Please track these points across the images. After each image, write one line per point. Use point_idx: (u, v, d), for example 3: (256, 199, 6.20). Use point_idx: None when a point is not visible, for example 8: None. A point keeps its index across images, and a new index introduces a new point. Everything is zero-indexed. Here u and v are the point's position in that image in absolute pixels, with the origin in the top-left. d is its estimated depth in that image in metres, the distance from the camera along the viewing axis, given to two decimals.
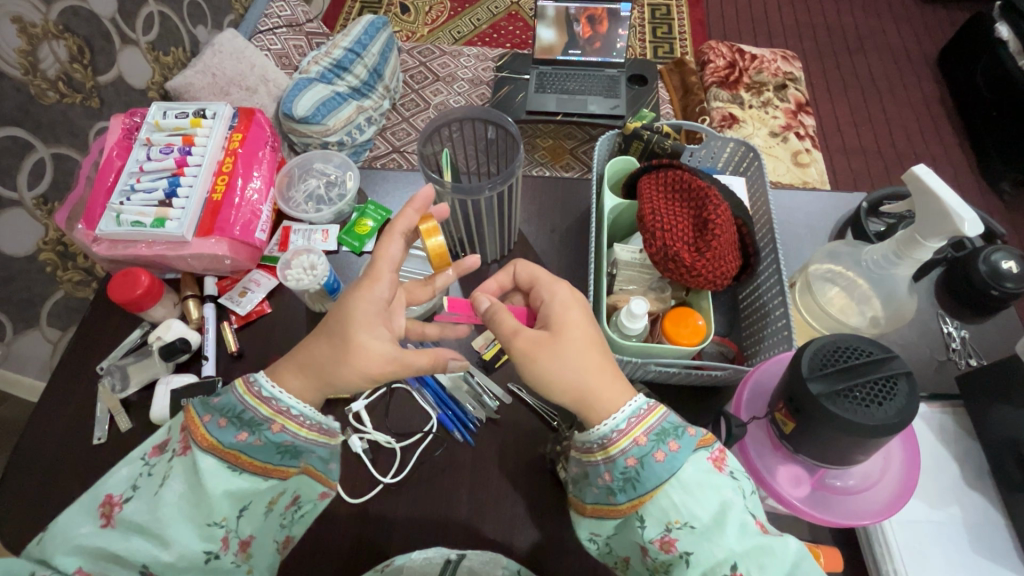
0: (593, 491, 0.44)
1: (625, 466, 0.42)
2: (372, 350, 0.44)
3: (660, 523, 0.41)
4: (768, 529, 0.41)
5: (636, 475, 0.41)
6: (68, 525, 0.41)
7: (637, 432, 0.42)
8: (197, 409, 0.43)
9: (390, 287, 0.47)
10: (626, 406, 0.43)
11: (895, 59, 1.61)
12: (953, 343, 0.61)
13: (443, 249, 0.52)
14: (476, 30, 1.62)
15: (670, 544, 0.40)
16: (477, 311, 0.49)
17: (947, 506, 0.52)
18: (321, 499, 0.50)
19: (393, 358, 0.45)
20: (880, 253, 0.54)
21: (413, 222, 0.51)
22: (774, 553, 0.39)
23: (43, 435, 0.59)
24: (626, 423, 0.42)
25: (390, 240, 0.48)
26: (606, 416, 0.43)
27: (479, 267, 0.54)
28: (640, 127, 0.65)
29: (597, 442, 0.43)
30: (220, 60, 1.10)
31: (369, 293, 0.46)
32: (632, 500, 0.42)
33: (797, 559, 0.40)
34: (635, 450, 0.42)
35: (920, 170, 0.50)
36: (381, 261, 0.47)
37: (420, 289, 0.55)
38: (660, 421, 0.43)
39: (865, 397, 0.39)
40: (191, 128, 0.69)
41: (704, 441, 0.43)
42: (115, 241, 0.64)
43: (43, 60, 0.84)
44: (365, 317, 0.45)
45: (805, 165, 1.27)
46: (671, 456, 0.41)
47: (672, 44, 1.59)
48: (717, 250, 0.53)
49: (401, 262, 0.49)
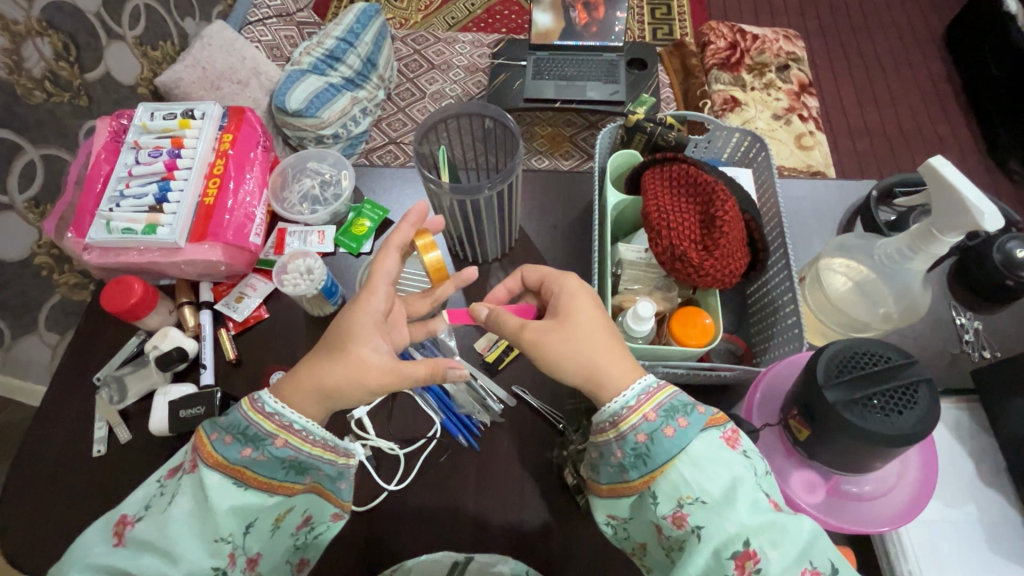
0: (607, 470, 0.43)
1: (636, 443, 0.41)
2: (369, 362, 0.44)
3: (671, 498, 0.40)
4: (781, 507, 0.41)
5: (647, 451, 0.41)
6: (83, 546, 0.41)
7: (646, 409, 0.42)
8: (206, 428, 0.42)
9: (387, 299, 0.47)
10: (635, 384, 0.43)
11: (900, 36, 1.57)
12: (967, 335, 0.59)
13: (441, 264, 0.51)
14: (471, 15, 1.58)
15: (682, 519, 0.40)
16: (476, 319, 0.50)
17: (963, 504, 0.51)
18: (333, 520, 0.49)
19: (390, 369, 0.44)
20: (894, 246, 0.52)
21: (409, 236, 0.51)
22: (787, 531, 0.38)
23: (42, 449, 0.58)
24: (636, 400, 0.42)
25: (387, 254, 0.48)
26: (616, 394, 0.43)
27: (478, 278, 0.54)
28: (643, 119, 0.63)
29: (609, 420, 0.42)
30: (209, 53, 1.06)
31: (367, 305, 0.45)
32: (644, 476, 0.41)
33: (812, 538, 0.39)
34: (644, 426, 0.41)
35: (938, 163, 0.47)
36: (377, 274, 0.47)
37: (420, 301, 0.56)
38: (670, 398, 0.42)
39: (885, 405, 0.38)
40: (180, 129, 0.67)
41: (715, 420, 0.42)
42: (106, 249, 0.63)
43: (28, 59, 0.81)
44: (364, 329, 0.44)
45: (808, 148, 1.25)
46: (681, 432, 0.41)
47: (672, 25, 1.56)
48: (726, 248, 0.51)
49: (398, 275, 0.48)
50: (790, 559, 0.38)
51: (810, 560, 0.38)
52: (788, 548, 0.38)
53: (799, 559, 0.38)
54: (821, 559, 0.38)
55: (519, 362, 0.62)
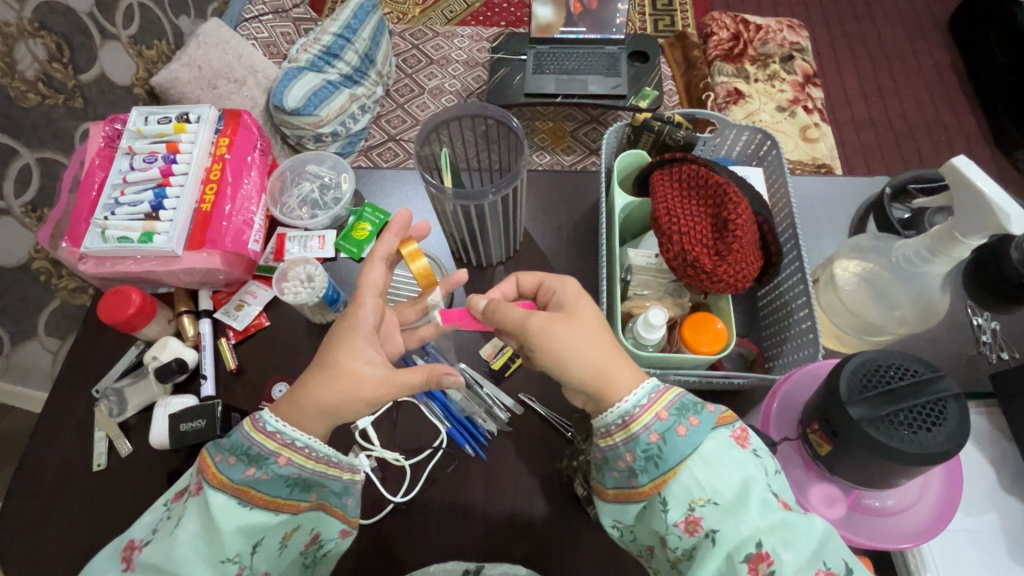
0: (613, 475, 0.42)
1: (648, 444, 0.40)
2: (364, 375, 0.43)
3: (682, 503, 0.39)
4: (792, 507, 0.39)
5: (659, 452, 0.39)
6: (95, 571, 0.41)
7: (659, 407, 0.41)
8: (209, 450, 0.41)
9: (375, 311, 0.46)
10: (643, 384, 0.42)
11: (905, 24, 1.54)
12: (984, 336, 0.58)
13: (428, 270, 0.51)
14: (469, 8, 1.55)
15: (695, 524, 0.38)
16: (475, 312, 0.48)
17: (982, 513, 0.49)
18: (341, 537, 0.48)
19: (384, 379, 0.43)
20: (911, 249, 0.50)
21: (393, 246, 0.50)
22: (800, 531, 0.37)
23: (42, 462, 0.57)
24: (647, 399, 0.41)
25: (372, 266, 0.47)
26: (625, 394, 0.41)
27: (468, 279, 0.54)
28: (651, 118, 0.61)
29: (617, 421, 0.41)
30: (205, 52, 1.04)
31: (356, 319, 0.44)
32: (655, 481, 0.40)
33: (824, 538, 0.38)
34: (657, 426, 0.40)
35: (960, 162, 0.46)
36: (364, 287, 0.46)
37: (410, 308, 0.55)
38: (680, 397, 0.41)
39: (913, 423, 0.37)
40: (175, 133, 0.65)
41: (724, 419, 0.41)
42: (103, 259, 0.61)
43: (21, 61, 0.79)
44: (354, 340, 0.44)
45: (813, 140, 1.23)
46: (693, 430, 0.40)
47: (673, 16, 1.53)
48: (740, 253, 0.50)
49: (384, 288, 0.48)
50: (803, 560, 0.37)
51: (823, 560, 0.37)
52: (802, 548, 0.37)
53: (812, 561, 0.37)
54: (835, 558, 0.37)
55: (526, 369, 0.60)
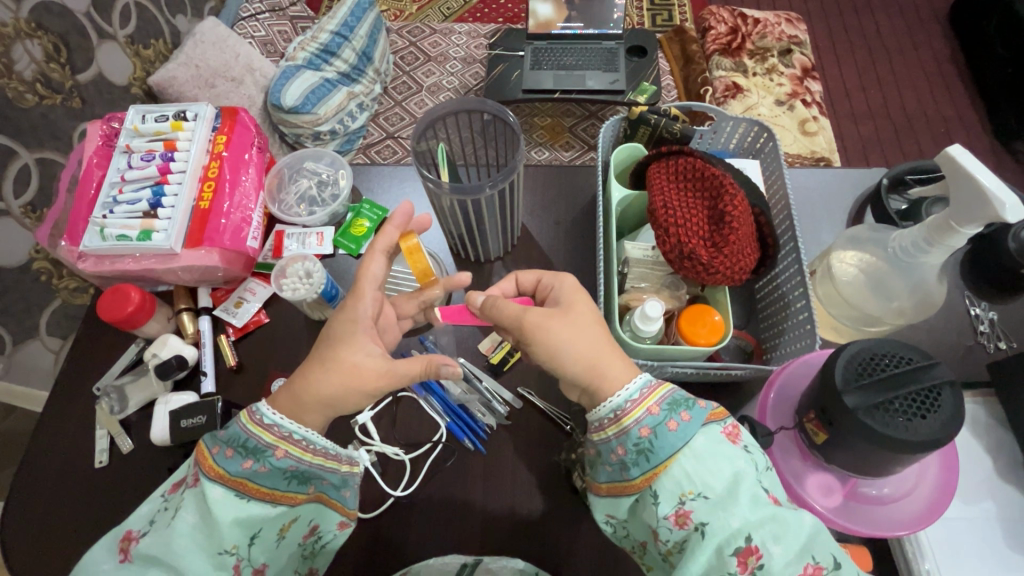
0: (606, 469, 0.42)
1: (638, 437, 0.40)
2: (361, 368, 0.43)
3: (673, 496, 0.39)
4: (782, 502, 0.40)
5: (650, 446, 0.40)
6: (90, 563, 0.41)
7: (649, 403, 0.41)
8: (206, 442, 0.41)
9: (374, 305, 0.46)
10: (635, 379, 0.42)
11: (904, 16, 1.54)
12: (982, 326, 0.58)
13: (428, 268, 0.52)
14: (466, 5, 1.55)
15: (684, 517, 0.38)
16: (473, 308, 0.49)
17: (979, 502, 0.50)
18: (340, 530, 0.48)
19: (383, 372, 0.43)
20: (908, 239, 0.50)
21: (395, 240, 0.49)
22: (788, 525, 0.37)
23: (45, 460, 0.57)
24: (638, 394, 0.41)
25: (373, 259, 0.47)
26: (617, 389, 0.42)
27: (471, 282, 0.53)
28: (647, 111, 0.61)
29: (609, 415, 0.41)
30: (202, 51, 1.04)
31: (353, 314, 0.45)
32: (646, 474, 0.40)
33: (812, 532, 0.38)
34: (648, 420, 0.40)
35: (956, 151, 0.46)
36: (364, 280, 0.46)
37: (407, 302, 0.55)
38: (671, 393, 0.41)
39: (907, 410, 0.37)
40: (172, 132, 0.65)
41: (716, 415, 0.41)
42: (102, 257, 0.62)
43: (18, 61, 0.79)
44: (353, 334, 0.44)
45: (812, 133, 1.23)
46: (684, 426, 0.40)
47: (671, 11, 1.53)
48: (736, 244, 0.50)
49: (384, 280, 0.48)
50: (791, 553, 0.37)
51: (812, 555, 0.37)
52: (791, 543, 0.37)
53: (800, 556, 0.37)
54: (824, 554, 0.37)
55: (524, 363, 0.61)
